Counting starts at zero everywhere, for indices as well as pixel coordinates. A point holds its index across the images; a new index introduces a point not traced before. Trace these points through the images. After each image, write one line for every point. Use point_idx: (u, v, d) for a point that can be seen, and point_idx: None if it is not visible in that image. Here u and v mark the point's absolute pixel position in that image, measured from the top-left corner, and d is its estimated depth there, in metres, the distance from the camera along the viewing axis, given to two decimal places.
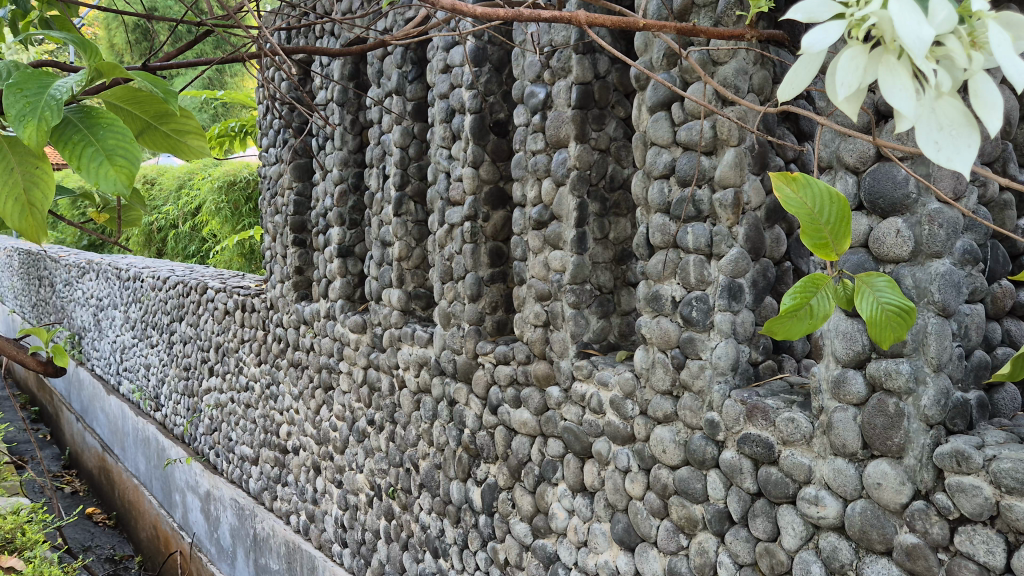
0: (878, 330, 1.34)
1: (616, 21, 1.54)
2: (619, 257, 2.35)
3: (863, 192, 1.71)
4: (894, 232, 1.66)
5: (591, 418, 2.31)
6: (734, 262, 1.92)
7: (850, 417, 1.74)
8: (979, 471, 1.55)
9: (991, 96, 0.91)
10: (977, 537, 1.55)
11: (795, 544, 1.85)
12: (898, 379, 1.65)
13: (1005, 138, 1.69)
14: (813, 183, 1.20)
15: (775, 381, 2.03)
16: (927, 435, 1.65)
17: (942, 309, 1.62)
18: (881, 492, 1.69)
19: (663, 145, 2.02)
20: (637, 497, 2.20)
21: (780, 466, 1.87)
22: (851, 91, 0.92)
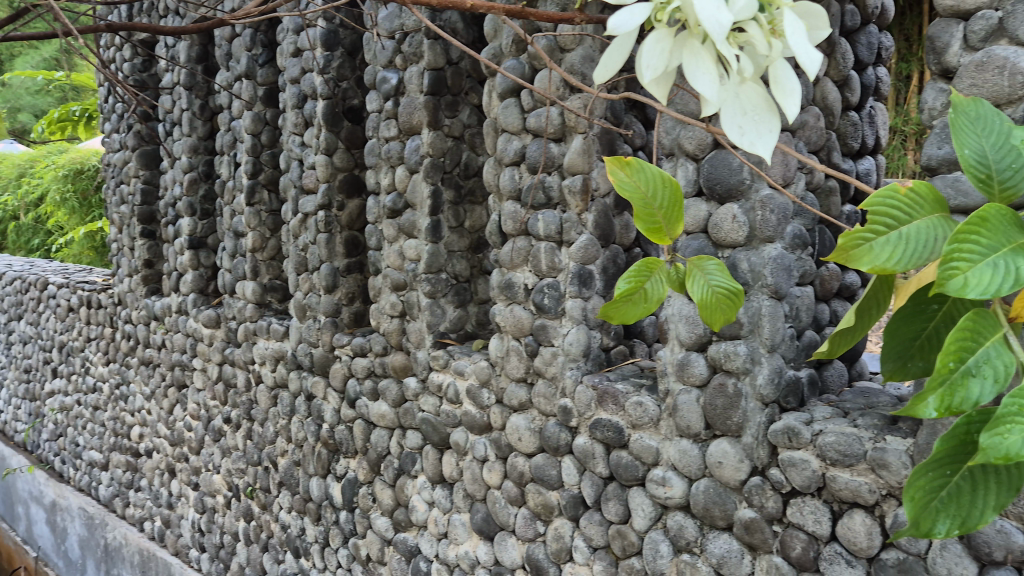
0: (708, 312, 1.36)
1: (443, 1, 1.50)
2: (475, 245, 2.37)
3: (702, 178, 1.75)
4: (730, 218, 1.71)
5: (448, 408, 2.31)
6: (583, 249, 1.96)
7: (693, 398, 1.79)
8: (808, 445, 1.64)
9: (789, 84, 0.94)
10: (806, 508, 1.65)
11: (645, 525, 1.89)
12: (735, 360, 1.72)
13: (829, 128, 1.78)
14: (645, 168, 1.27)
15: (626, 366, 2.07)
16: (762, 413, 1.72)
17: (773, 291, 1.70)
18: (722, 470, 1.76)
19: (514, 132, 2.03)
20: (495, 486, 2.21)
21: (630, 449, 1.91)
22: (656, 74, 0.92)
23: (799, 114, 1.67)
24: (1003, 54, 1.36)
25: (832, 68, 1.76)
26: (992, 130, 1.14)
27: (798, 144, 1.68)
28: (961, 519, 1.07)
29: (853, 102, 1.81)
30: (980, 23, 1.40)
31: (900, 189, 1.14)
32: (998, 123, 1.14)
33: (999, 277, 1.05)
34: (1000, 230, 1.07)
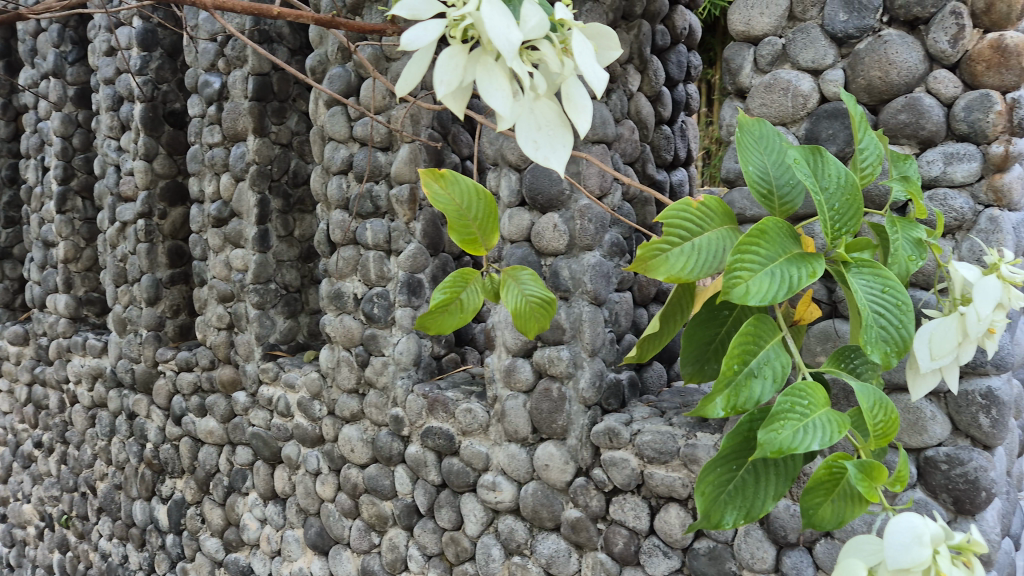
0: (522, 321, 1.40)
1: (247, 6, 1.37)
2: (305, 254, 2.37)
3: (524, 187, 1.79)
4: (551, 226, 1.76)
5: (278, 422, 2.26)
6: (411, 257, 2.01)
7: (520, 403, 1.83)
8: (627, 444, 1.72)
9: (580, 101, 0.96)
10: (627, 505, 1.73)
11: (476, 529, 1.93)
12: (559, 365, 1.77)
13: (644, 141, 1.87)
14: (460, 180, 1.28)
15: (457, 373, 2.11)
16: (585, 415, 1.79)
17: (593, 297, 1.75)
18: (549, 472, 1.81)
19: (340, 140, 2.06)
20: (328, 499, 2.19)
21: (460, 455, 1.94)
22: (450, 90, 0.93)
23: (614, 128, 1.75)
24: (786, 77, 1.48)
25: (645, 84, 1.86)
26: (772, 149, 1.25)
27: (614, 156, 1.75)
28: (746, 510, 1.16)
29: (665, 116, 1.92)
30: (766, 48, 1.52)
31: (692, 202, 1.21)
32: (777, 142, 1.26)
33: (777, 285, 1.14)
34: (778, 241, 1.17)
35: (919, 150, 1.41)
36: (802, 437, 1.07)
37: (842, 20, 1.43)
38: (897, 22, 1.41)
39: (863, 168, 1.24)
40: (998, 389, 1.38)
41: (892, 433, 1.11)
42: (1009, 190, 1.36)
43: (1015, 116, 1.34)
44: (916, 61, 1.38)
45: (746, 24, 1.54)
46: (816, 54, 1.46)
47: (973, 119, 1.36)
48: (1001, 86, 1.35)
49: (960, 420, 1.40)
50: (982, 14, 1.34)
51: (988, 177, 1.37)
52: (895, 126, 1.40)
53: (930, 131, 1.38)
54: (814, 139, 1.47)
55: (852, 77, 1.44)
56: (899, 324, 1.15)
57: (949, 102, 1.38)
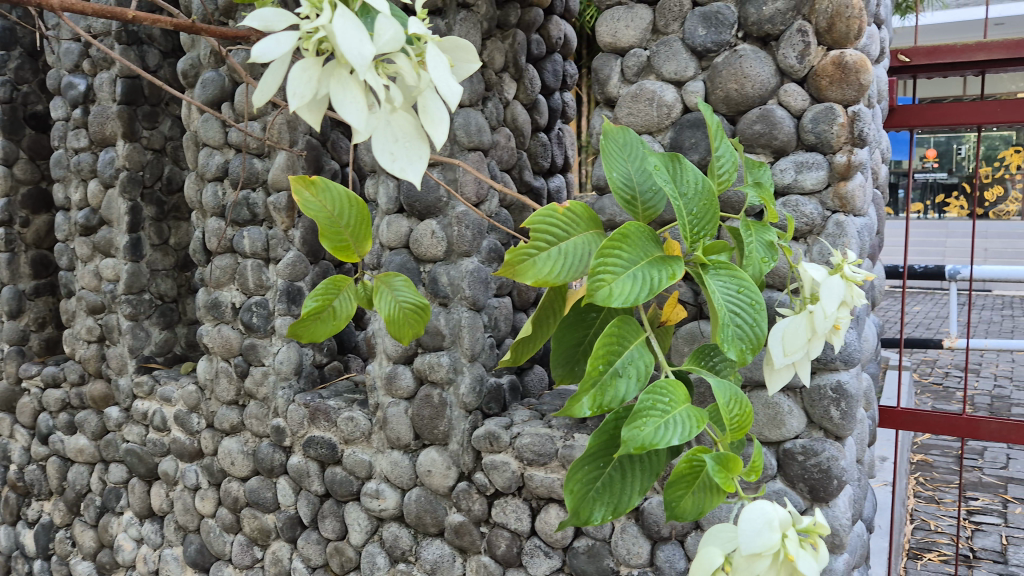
0: (396, 327, 1.39)
1: (98, 9, 1.10)
2: (181, 263, 2.30)
3: (402, 195, 1.81)
4: (429, 233, 1.78)
5: (154, 437, 2.19)
6: (290, 265, 1.99)
7: (402, 410, 1.84)
8: (507, 448, 1.74)
9: (436, 113, 0.98)
10: (508, 507, 1.75)
11: (361, 539, 1.92)
12: (439, 370, 1.79)
13: (520, 148, 1.92)
14: (331, 187, 1.25)
15: (340, 382, 2.10)
16: (466, 420, 1.81)
17: (472, 303, 1.79)
18: (431, 478, 1.82)
19: (214, 147, 2.01)
20: (208, 515, 2.13)
21: (343, 464, 1.93)
22: (305, 102, 0.93)
23: (490, 135, 1.78)
24: (652, 87, 1.53)
25: (521, 92, 1.89)
26: (635, 156, 1.29)
27: (490, 163, 1.79)
28: (613, 506, 1.17)
29: (541, 124, 1.97)
30: (632, 59, 1.56)
31: (557, 208, 1.23)
32: (640, 149, 1.29)
33: (638, 287, 1.17)
34: (639, 245, 1.20)
35: (773, 159, 1.49)
36: (663, 432, 1.09)
37: (701, 34, 1.49)
38: (751, 38, 1.49)
39: (720, 174, 1.29)
40: (846, 382, 1.47)
41: (747, 425, 1.13)
42: (852, 197, 1.45)
43: (856, 128, 1.44)
44: (769, 75, 1.46)
45: (612, 36, 1.58)
46: (678, 67, 1.52)
47: (819, 130, 1.44)
48: (844, 100, 1.44)
49: (814, 413, 1.49)
50: (825, 32, 1.43)
51: (834, 185, 1.46)
52: (751, 135, 1.47)
53: (783, 141, 1.46)
54: (678, 147, 1.53)
55: (711, 89, 1.50)
56: (754, 322, 1.19)
57: (799, 114, 1.47)
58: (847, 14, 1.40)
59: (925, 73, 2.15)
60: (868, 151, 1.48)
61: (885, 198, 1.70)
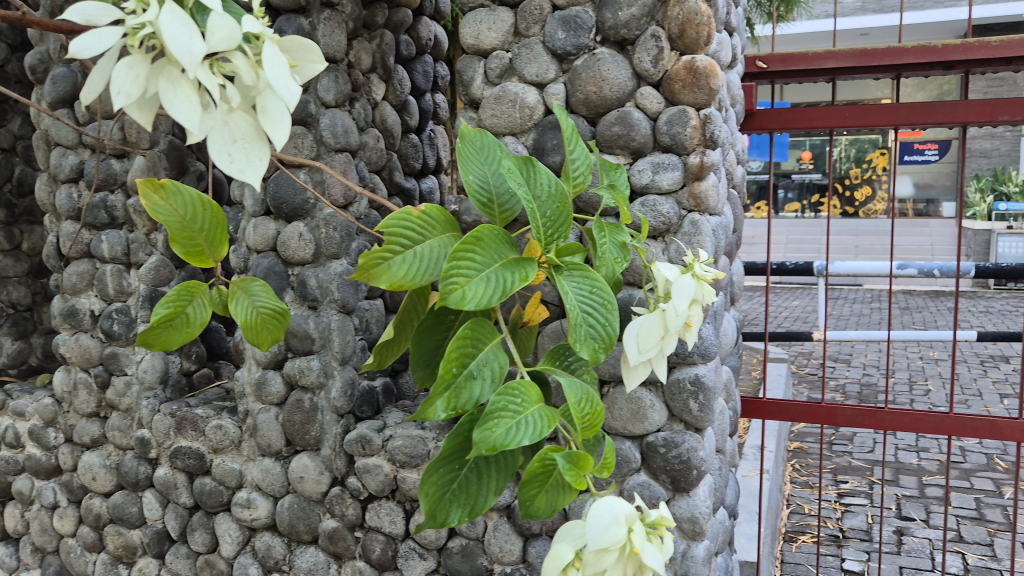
0: (254, 333, 1.36)
1: None
2: (35, 270, 2.20)
3: (268, 196, 1.77)
4: (297, 235, 1.75)
5: (6, 453, 2.11)
6: (153, 270, 1.91)
7: (272, 417, 1.80)
8: (379, 451, 1.73)
9: (276, 114, 0.94)
10: (382, 510, 1.74)
11: (232, 550, 1.86)
12: (309, 375, 1.77)
13: (390, 149, 1.91)
14: (182, 191, 1.19)
15: (210, 389, 2.04)
16: (337, 424, 1.78)
17: (341, 305, 1.78)
18: (304, 484, 1.78)
19: (67, 147, 1.92)
20: (68, 534, 2.05)
21: (212, 475, 1.86)
22: (132, 100, 0.88)
23: (357, 136, 1.76)
24: (514, 89, 1.55)
25: (389, 93, 1.89)
26: (491, 159, 1.30)
27: (358, 165, 1.78)
28: (470, 507, 1.19)
29: (412, 125, 1.98)
30: (494, 61, 1.57)
31: (412, 212, 1.24)
32: (496, 153, 1.31)
33: (491, 290, 1.19)
34: (493, 247, 1.22)
35: (631, 160, 1.52)
36: (514, 433, 1.11)
37: (561, 38, 1.51)
38: (609, 42, 1.51)
39: (574, 177, 1.32)
40: (704, 375, 1.50)
41: (598, 423, 1.17)
42: (706, 197, 1.49)
43: (707, 130, 1.49)
44: (625, 78, 1.49)
45: (475, 38, 1.58)
46: (539, 69, 1.54)
47: (674, 132, 1.47)
48: (696, 103, 1.48)
49: (674, 406, 1.52)
50: (677, 38, 1.47)
51: (689, 185, 1.50)
52: (610, 137, 1.50)
53: (640, 143, 1.49)
54: (540, 149, 1.55)
55: (572, 91, 1.52)
56: (605, 321, 1.23)
57: (654, 116, 1.50)
58: (697, 21, 1.44)
59: (782, 78, 2.23)
60: (719, 153, 1.54)
61: (741, 196, 1.77)
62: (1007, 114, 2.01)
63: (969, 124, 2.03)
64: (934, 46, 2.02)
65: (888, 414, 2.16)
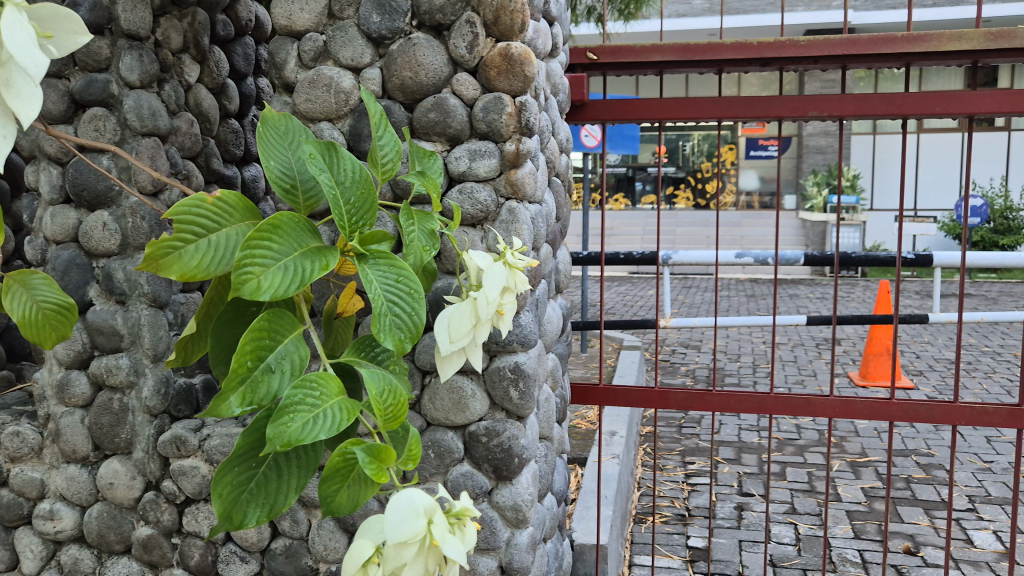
0: (33, 330, 1.24)
1: None
2: None
3: (67, 183, 1.63)
4: (100, 225, 1.63)
5: None
6: None
7: (77, 420, 1.67)
8: (196, 451, 1.65)
9: (24, 90, 0.80)
10: (201, 514, 1.66)
11: (35, 566, 1.73)
12: (118, 374, 1.65)
13: (206, 134, 1.82)
14: None
15: (9, 394, 1.89)
16: (150, 425, 1.68)
17: (152, 299, 1.66)
18: (114, 491, 1.67)
19: None
20: None
21: (10, 486, 1.72)
22: None
23: (167, 120, 1.66)
24: (329, 73, 1.49)
25: (204, 75, 1.79)
26: (293, 143, 1.24)
27: (168, 151, 1.68)
28: (269, 508, 1.14)
29: (231, 110, 1.89)
30: (308, 43, 1.51)
31: (206, 198, 1.17)
32: (300, 137, 1.25)
33: (289, 279, 1.14)
34: (293, 235, 1.17)
35: (448, 147, 1.50)
36: (311, 428, 1.07)
37: (376, 21, 1.46)
38: (424, 26, 1.48)
39: (382, 164, 1.29)
40: (523, 363, 1.50)
41: (403, 414, 1.15)
42: (523, 184, 1.49)
43: (523, 118, 1.47)
44: (441, 64, 1.46)
45: (287, 18, 1.51)
46: (354, 53, 1.49)
47: (489, 119, 1.46)
48: (511, 90, 1.47)
49: (495, 394, 1.51)
50: (492, 24, 1.45)
51: (506, 173, 1.49)
52: (426, 123, 1.47)
53: (456, 130, 1.47)
54: (357, 135, 1.51)
55: (388, 77, 1.48)
56: (411, 310, 1.20)
57: (471, 102, 1.48)
58: (511, 7, 1.43)
59: (613, 70, 2.27)
60: (536, 141, 1.53)
61: (564, 185, 1.79)
62: (817, 109, 2.10)
63: (783, 118, 2.12)
64: (750, 43, 2.11)
65: (715, 396, 2.24)
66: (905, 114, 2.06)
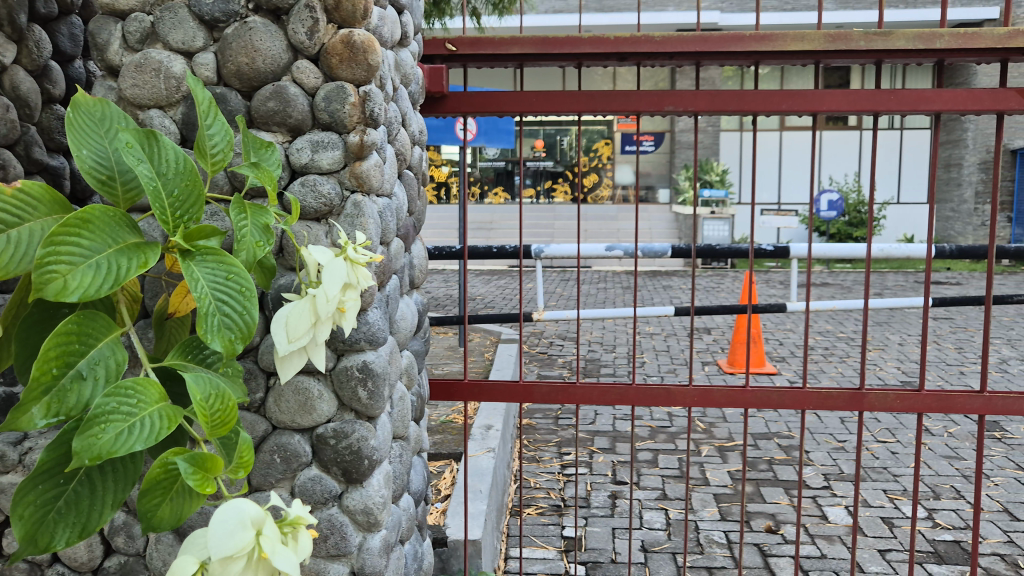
0: None
1: None
2: None
3: None
4: None
5: None
6: None
7: None
8: (16, 467, 1.51)
9: None
10: None
11: None
12: None
13: (26, 121, 1.68)
14: None
15: None
16: None
17: None
18: None
19: None
20: None
21: None
22: None
23: None
24: (157, 57, 1.38)
25: (22, 56, 1.64)
26: (109, 130, 1.15)
27: None
28: (80, 527, 1.05)
29: (56, 95, 1.75)
30: (133, 24, 1.40)
31: (4, 189, 1.06)
32: (117, 124, 1.16)
33: (101, 279, 1.05)
34: (106, 230, 1.08)
35: (290, 138, 1.42)
36: (126, 439, 0.98)
37: (207, 2, 1.37)
38: (262, 10, 1.39)
39: (212, 155, 1.21)
40: (372, 362, 1.45)
41: (231, 420, 1.08)
42: (368, 177, 1.44)
43: (367, 108, 1.42)
44: (280, 50, 1.38)
45: None
46: (185, 36, 1.38)
47: (332, 109, 1.40)
48: (354, 80, 1.40)
49: (343, 395, 1.45)
50: (333, 10, 1.38)
51: (350, 165, 1.43)
52: (264, 113, 1.40)
53: (297, 120, 1.40)
54: (190, 124, 1.41)
55: (222, 62, 1.39)
56: (242, 310, 1.12)
57: (313, 92, 1.41)
58: None
59: (474, 62, 2.24)
60: (382, 132, 1.48)
61: (415, 181, 1.75)
62: (672, 104, 2.14)
63: (640, 112, 2.15)
64: (607, 38, 2.12)
65: (579, 389, 2.26)
66: (753, 111, 2.12)
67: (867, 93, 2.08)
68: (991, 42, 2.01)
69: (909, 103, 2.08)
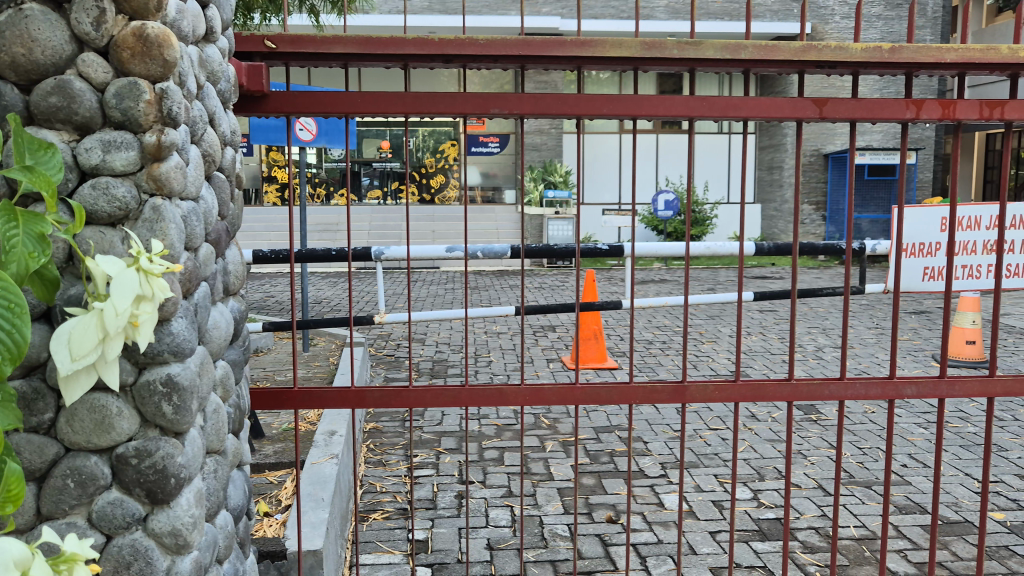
0: None
1: None
2: None
3: None
4: None
5: None
6: None
7: None
8: None
9: None
10: None
11: None
12: None
13: None
14: None
15: None
16: None
17: None
18: None
19: None
20: None
21: None
22: None
23: None
24: None
25: None
26: None
27: None
28: None
29: None
30: None
31: None
32: None
33: None
34: None
35: (77, 137, 1.32)
36: None
37: None
38: None
39: None
40: (177, 375, 1.37)
41: None
42: (168, 179, 1.35)
43: (164, 107, 1.33)
44: (61, 42, 1.28)
45: None
46: None
47: (124, 106, 1.30)
48: (149, 76, 1.32)
49: (145, 410, 1.36)
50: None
51: (147, 167, 1.34)
52: (46, 109, 1.29)
53: (84, 117, 1.30)
54: None
55: None
56: (12, 328, 1.05)
57: (102, 88, 1.31)
58: None
59: (296, 60, 2.17)
60: (182, 131, 1.40)
61: (226, 186, 1.68)
62: (498, 107, 2.16)
63: (466, 114, 2.15)
64: (432, 39, 2.11)
65: (412, 392, 2.24)
66: (576, 114, 2.17)
67: (681, 99, 2.17)
68: (789, 54, 2.15)
69: (719, 109, 2.19)
